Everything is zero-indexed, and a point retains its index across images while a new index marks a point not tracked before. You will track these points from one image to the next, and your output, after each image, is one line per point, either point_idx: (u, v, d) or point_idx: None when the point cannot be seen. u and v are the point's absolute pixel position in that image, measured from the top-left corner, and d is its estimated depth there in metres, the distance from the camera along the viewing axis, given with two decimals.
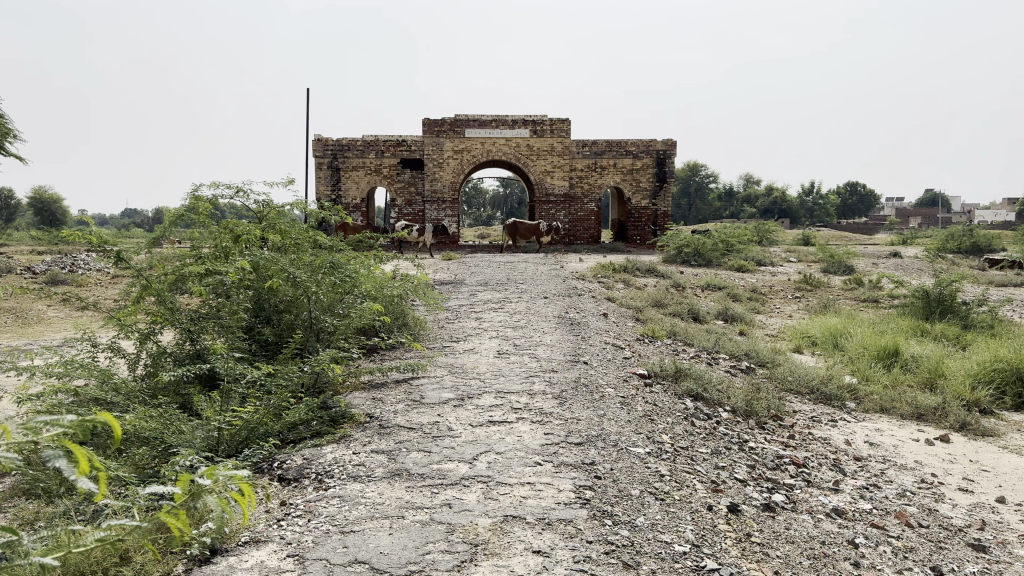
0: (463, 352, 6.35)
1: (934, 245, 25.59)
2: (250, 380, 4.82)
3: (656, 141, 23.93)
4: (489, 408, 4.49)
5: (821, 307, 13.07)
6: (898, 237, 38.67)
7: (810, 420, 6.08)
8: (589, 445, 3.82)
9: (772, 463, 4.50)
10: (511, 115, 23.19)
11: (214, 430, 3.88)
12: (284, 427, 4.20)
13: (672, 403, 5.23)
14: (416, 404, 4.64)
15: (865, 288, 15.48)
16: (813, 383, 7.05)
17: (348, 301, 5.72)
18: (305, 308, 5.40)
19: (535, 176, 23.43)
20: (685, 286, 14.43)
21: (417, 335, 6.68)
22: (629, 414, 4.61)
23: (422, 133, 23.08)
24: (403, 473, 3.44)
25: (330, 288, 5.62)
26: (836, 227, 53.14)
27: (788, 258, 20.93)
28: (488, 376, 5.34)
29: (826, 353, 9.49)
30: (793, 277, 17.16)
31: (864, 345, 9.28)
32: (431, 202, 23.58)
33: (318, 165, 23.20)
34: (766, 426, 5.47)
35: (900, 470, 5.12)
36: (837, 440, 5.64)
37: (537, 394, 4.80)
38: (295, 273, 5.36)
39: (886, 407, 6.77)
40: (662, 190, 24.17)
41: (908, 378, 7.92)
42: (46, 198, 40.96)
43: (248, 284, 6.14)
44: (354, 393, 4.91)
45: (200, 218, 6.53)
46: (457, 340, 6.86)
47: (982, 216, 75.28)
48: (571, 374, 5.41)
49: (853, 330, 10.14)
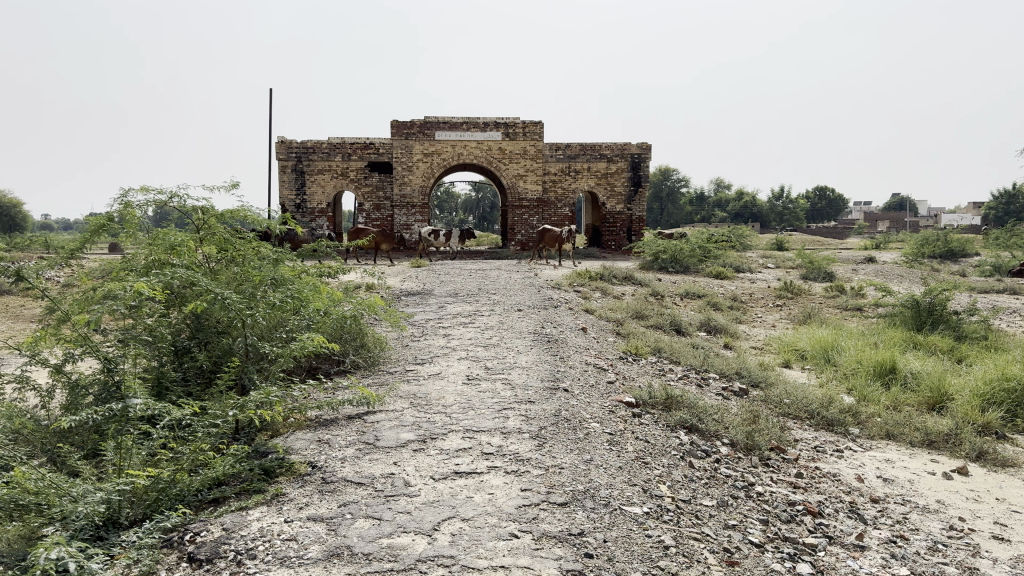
0: (428, 378, 5.61)
1: (909, 251, 25.35)
2: (173, 422, 4.08)
3: (631, 145, 23.37)
4: (455, 454, 3.79)
5: (805, 317, 12.56)
6: (870, 241, 38.59)
7: (814, 452, 5.47)
8: (575, 506, 3.14)
9: (786, 515, 3.85)
10: (482, 118, 22.51)
11: (113, 494, 3.16)
12: (203, 485, 3.47)
13: (666, 440, 4.58)
14: (369, 449, 3.92)
15: (848, 295, 15.03)
16: (812, 406, 6.45)
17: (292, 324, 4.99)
18: (238, 335, 4.64)
19: (507, 180, 22.77)
20: (664, 294, 13.86)
21: (376, 359, 5.95)
22: (619, 457, 3.94)
23: (390, 136, 22.32)
24: (343, 554, 2.73)
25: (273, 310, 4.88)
26: (807, 231, 53.16)
27: (765, 263, 20.52)
28: (455, 409, 4.62)
29: (818, 367, 8.94)
30: (773, 284, 16.69)
31: (857, 360, 8.74)
32: (401, 207, 22.81)
33: (282, 168, 22.32)
34: (770, 462, 4.84)
35: (924, 514, 4.51)
36: (848, 477, 5.03)
37: (511, 434, 4.11)
38: (226, 293, 4.59)
39: (893, 434, 6.20)
40: (637, 195, 23.66)
41: (910, 398, 7.38)
42: (5, 202, 39.50)
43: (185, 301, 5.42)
44: (300, 432, 4.21)
45: (130, 226, 5.77)
46: (421, 363, 6.13)
47: (950, 220, 76.09)
48: (551, 406, 4.72)
49: (844, 344, 9.60)
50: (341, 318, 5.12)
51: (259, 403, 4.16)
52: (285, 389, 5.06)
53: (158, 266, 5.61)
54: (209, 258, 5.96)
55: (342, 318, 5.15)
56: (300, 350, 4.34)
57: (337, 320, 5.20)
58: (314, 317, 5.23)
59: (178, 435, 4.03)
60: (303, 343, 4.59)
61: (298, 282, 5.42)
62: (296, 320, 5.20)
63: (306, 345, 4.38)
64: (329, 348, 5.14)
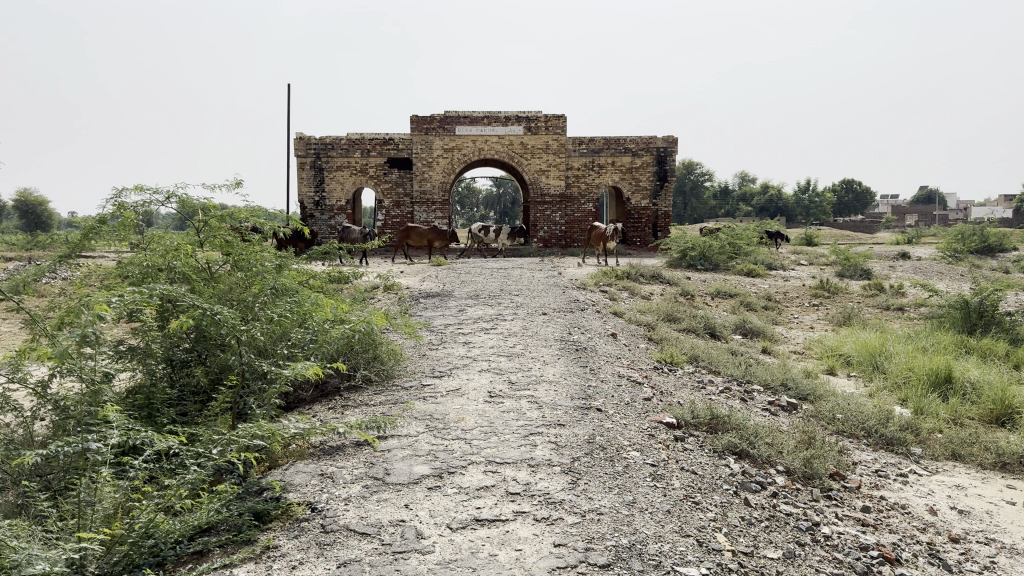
0: (446, 395, 5.09)
1: (946, 246, 24.46)
2: (157, 454, 3.59)
3: (656, 138, 22.72)
4: (475, 494, 3.28)
5: (845, 318, 11.91)
6: (900, 236, 37.57)
7: (876, 478, 4.90)
8: (620, 569, 2.62)
9: (861, 567, 3.29)
10: (504, 112, 21.99)
11: (74, 551, 2.66)
12: (184, 535, 2.97)
13: (715, 472, 4.04)
14: (377, 486, 3.41)
15: (888, 294, 14.34)
16: (869, 423, 5.86)
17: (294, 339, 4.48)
18: (232, 353, 4.16)
19: (530, 175, 22.23)
20: (695, 294, 13.28)
21: (390, 373, 5.46)
22: (665, 497, 3.42)
23: (410, 131, 21.88)
24: None
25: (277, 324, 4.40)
26: (835, 226, 52.06)
27: (798, 259, 19.81)
28: (476, 435, 4.11)
29: (865, 374, 8.33)
30: (808, 282, 16.02)
31: (909, 368, 8.12)
32: (421, 204, 22.31)
33: (300, 165, 21.95)
34: (832, 495, 4.28)
35: (1014, 556, 3.93)
36: (920, 510, 4.45)
37: (541, 467, 3.59)
38: (218, 307, 4.10)
39: (961, 454, 5.60)
40: (663, 189, 23.00)
41: (972, 411, 6.77)
42: (31, 201, 39.60)
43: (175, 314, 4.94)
44: (302, 463, 3.73)
45: (125, 228, 5.35)
46: (440, 376, 5.63)
47: (981, 214, 74.35)
48: (584, 431, 4.20)
49: (892, 349, 8.96)
50: (354, 332, 4.64)
51: (253, 435, 3.68)
52: (278, 414, 4.62)
53: (152, 274, 5.19)
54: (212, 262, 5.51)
55: (355, 332, 4.69)
56: (300, 370, 3.85)
57: (353, 334, 4.73)
58: (319, 331, 4.76)
59: (163, 470, 3.55)
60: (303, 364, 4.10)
61: (301, 290, 4.94)
62: (297, 335, 4.73)
63: (308, 366, 3.90)
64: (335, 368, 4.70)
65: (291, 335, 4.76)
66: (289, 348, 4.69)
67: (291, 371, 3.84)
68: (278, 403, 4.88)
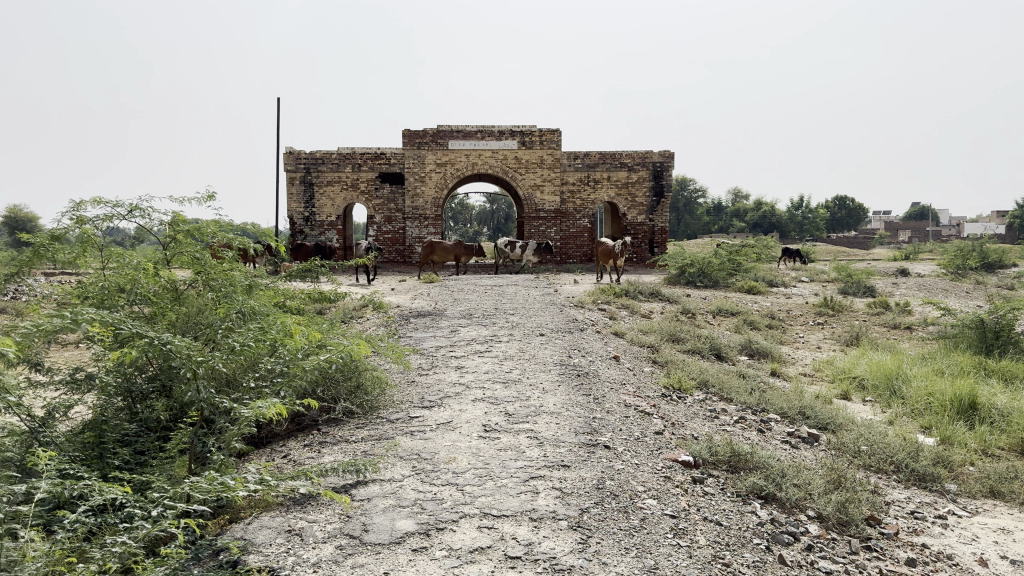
0: (436, 429, 4.57)
1: (946, 263, 24.07)
2: (97, 511, 3.07)
3: (652, 153, 22.34)
4: (469, 560, 2.76)
5: (853, 339, 11.46)
6: (897, 252, 37.24)
7: (913, 521, 4.41)
8: None
9: None
10: (497, 126, 21.58)
11: None
12: None
13: (741, 523, 3.55)
14: (354, 548, 2.90)
15: (894, 312, 13.90)
16: (899, 457, 5.37)
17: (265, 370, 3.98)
18: (189, 388, 3.64)
19: (524, 190, 21.81)
20: (696, 312, 12.82)
21: (375, 404, 4.95)
22: (692, 558, 2.92)
23: (402, 145, 21.45)
24: None
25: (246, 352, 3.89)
26: (830, 242, 51.80)
27: (798, 276, 19.38)
28: (469, 480, 3.60)
29: (883, 400, 7.85)
30: (811, 300, 15.58)
31: (929, 393, 7.65)
32: (413, 219, 21.85)
33: (290, 180, 21.48)
34: (872, 546, 3.79)
35: None
36: (968, 561, 3.96)
37: (545, 521, 3.09)
38: (172, 338, 3.58)
39: (1000, 491, 5.10)
40: (660, 205, 22.58)
41: (1003, 442, 6.28)
42: (22, 217, 39.03)
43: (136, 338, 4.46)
44: (268, 519, 3.22)
45: (83, 247, 4.83)
46: (430, 406, 5.13)
47: (973, 231, 74.40)
48: (592, 474, 3.70)
49: (909, 371, 8.49)
50: (336, 361, 4.15)
51: (210, 487, 3.16)
52: (237, 455, 4.14)
53: (114, 296, 4.69)
54: (178, 281, 5.01)
55: (336, 362, 4.18)
56: (262, 409, 3.32)
57: (337, 365, 4.22)
58: (291, 358, 4.26)
59: (103, 531, 3.02)
60: (269, 401, 3.57)
61: (273, 312, 4.44)
62: (266, 364, 4.24)
63: (271, 404, 3.37)
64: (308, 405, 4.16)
65: (261, 363, 4.26)
66: (259, 378, 4.20)
67: (253, 410, 3.32)
68: (244, 443, 4.38)
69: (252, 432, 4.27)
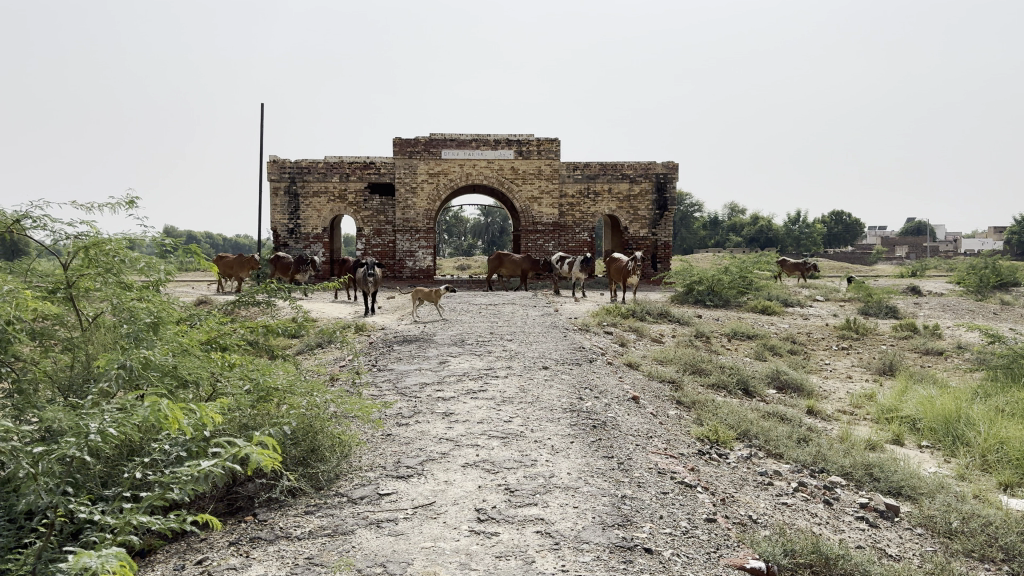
0: (413, 516, 3.38)
1: (962, 283, 22.97)
2: None
3: (656, 164, 21.27)
4: None
5: (887, 369, 10.32)
6: (902, 269, 35.97)
7: None
8: None
9: None
10: (493, 135, 20.49)
11: None
12: None
13: None
14: None
15: (924, 337, 12.77)
16: (1010, 537, 4.17)
17: (160, 454, 2.74)
18: (31, 490, 2.39)
19: (520, 203, 20.70)
20: (710, 336, 11.69)
21: (334, 478, 3.75)
22: None
23: (393, 154, 20.36)
24: None
25: (121, 437, 2.55)
26: (829, 258, 50.93)
27: (813, 295, 18.24)
28: None
29: (944, 448, 6.71)
30: (831, 321, 14.46)
31: (1000, 440, 6.47)
32: (403, 232, 20.72)
33: (274, 190, 20.32)
34: None
35: None
36: None
37: None
38: None
39: None
40: (663, 219, 21.46)
41: None
42: None
43: (23, 391, 3.35)
44: None
45: None
46: (407, 476, 3.93)
47: (971, 247, 73.68)
48: None
49: (969, 411, 7.32)
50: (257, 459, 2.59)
51: None
52: (137, 556, 2.94)
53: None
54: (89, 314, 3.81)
55: (256, 461, 2.62)
56: (105, 569, 1.95)
57: (266, 464, 2.70)
58: (197, 440, 2.82)
59: None
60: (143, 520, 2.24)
61: (185, 366, 3.18)
62: (161, 446, 2.82)
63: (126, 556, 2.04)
64: (218, 521, 2.62)
65: (158, 440, 2.82)
66: (147, 465, 2.78)
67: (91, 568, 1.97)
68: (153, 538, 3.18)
69: (152, 541, 3.06)
